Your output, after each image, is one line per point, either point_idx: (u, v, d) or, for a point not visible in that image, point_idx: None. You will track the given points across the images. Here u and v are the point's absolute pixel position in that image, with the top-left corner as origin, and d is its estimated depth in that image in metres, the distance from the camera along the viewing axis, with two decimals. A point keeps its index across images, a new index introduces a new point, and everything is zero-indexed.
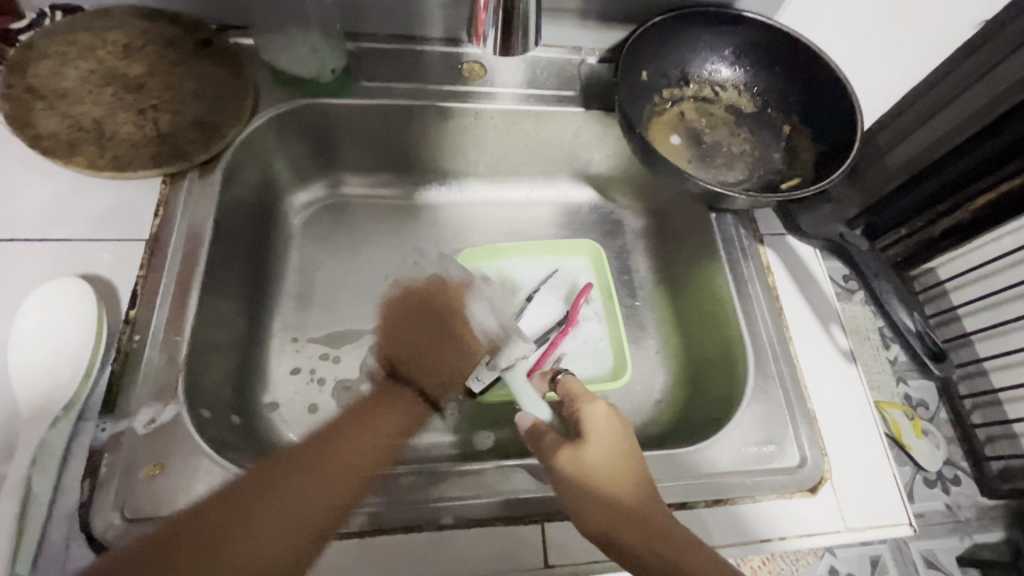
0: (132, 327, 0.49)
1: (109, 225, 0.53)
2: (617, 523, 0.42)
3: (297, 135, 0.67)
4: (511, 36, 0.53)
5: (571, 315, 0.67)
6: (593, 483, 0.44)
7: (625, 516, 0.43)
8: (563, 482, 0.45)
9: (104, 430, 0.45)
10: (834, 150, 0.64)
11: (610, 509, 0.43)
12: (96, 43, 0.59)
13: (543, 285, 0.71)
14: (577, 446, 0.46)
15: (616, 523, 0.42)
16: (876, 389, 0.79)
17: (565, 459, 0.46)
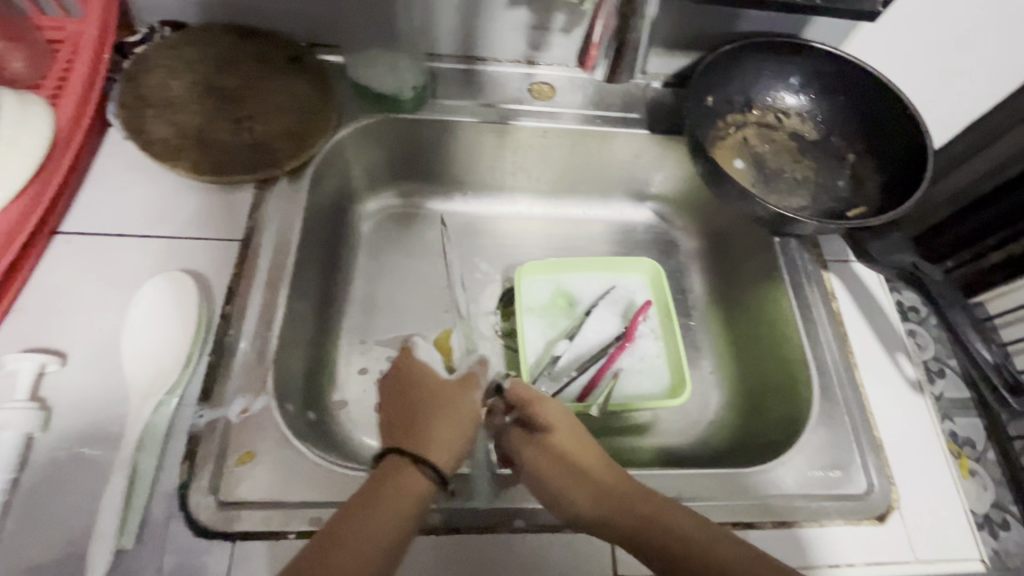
0: (228, 321, 0.52)
1: (207, 225, 0.57)
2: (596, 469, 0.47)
3: (373, 147, 0.70)
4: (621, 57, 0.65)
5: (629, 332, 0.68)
6: (561, 463, 0.48)
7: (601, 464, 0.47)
8: (536, 474, 0.48)
9: (201, 416, 0.48)
10: (902, 179, 0.64)
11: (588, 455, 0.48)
12: (200, 57, 0.64)
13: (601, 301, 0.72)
14: (540, 440, 0.49)
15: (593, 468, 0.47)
16: None
17: (532, 454, 0.49)
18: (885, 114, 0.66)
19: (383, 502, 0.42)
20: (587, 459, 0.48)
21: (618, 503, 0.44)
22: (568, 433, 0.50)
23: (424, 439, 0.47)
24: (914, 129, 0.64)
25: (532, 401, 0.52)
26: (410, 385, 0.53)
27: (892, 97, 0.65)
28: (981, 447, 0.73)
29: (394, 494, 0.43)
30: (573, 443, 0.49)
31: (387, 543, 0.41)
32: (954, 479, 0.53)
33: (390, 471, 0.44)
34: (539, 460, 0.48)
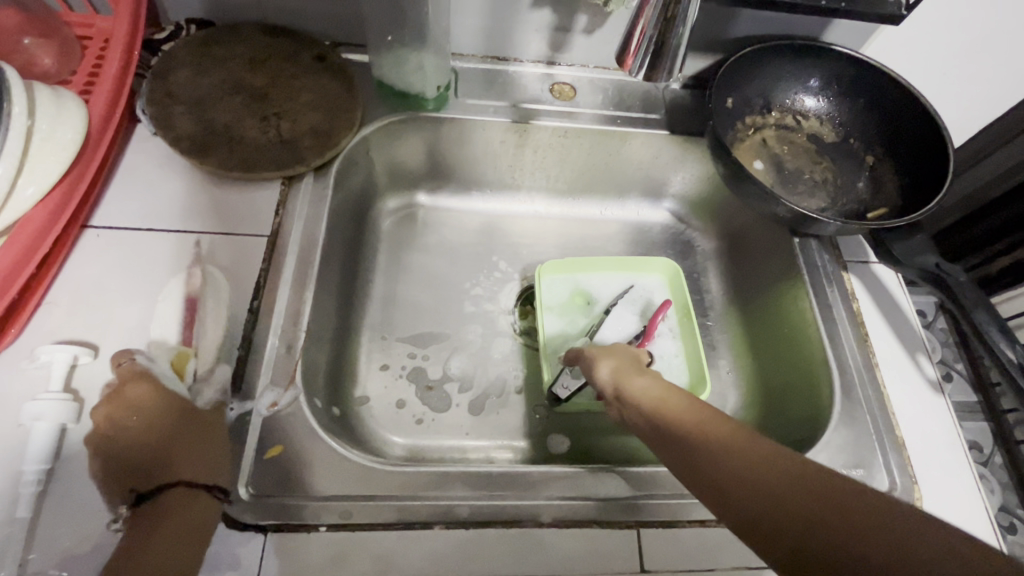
0: (256, 316, 0.53)
1: (235, 221, 0.58)
2: (665, 393, 0.42)
3: (395, 145, 0.71)
4: (660, 65, 0.53)
5: (649, 330, 0.68)
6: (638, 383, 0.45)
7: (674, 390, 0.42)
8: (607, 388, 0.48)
9: (232, 409, 0.48)
10: (921, 181, 0.65)
11: (663, 385, 0.43)
12: (228, 56, 0.64)
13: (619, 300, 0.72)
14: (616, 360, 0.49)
15: (662, 396, 0.42)
16: None
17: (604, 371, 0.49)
18: (905, 117, 0.67)
19: (166, 530, 0.41)
20: (657, 388, 0.43)
21: (686, 428, 0.38)
22: (632, 365, 0.48)
23: (179, 466, 0.44)
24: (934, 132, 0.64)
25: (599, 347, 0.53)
26: (127, 412, 0.46)
27: (912, 100, 0.66)
28: (987, 451, 0.74)
29: (179, 520, 0.42)
30: (638, 377, 0.46)
31: (179, 563, 0.41)
32: (975, 480, 0.54)
33: (167, 506, 0.43)
34: (607, 374, 0.48)
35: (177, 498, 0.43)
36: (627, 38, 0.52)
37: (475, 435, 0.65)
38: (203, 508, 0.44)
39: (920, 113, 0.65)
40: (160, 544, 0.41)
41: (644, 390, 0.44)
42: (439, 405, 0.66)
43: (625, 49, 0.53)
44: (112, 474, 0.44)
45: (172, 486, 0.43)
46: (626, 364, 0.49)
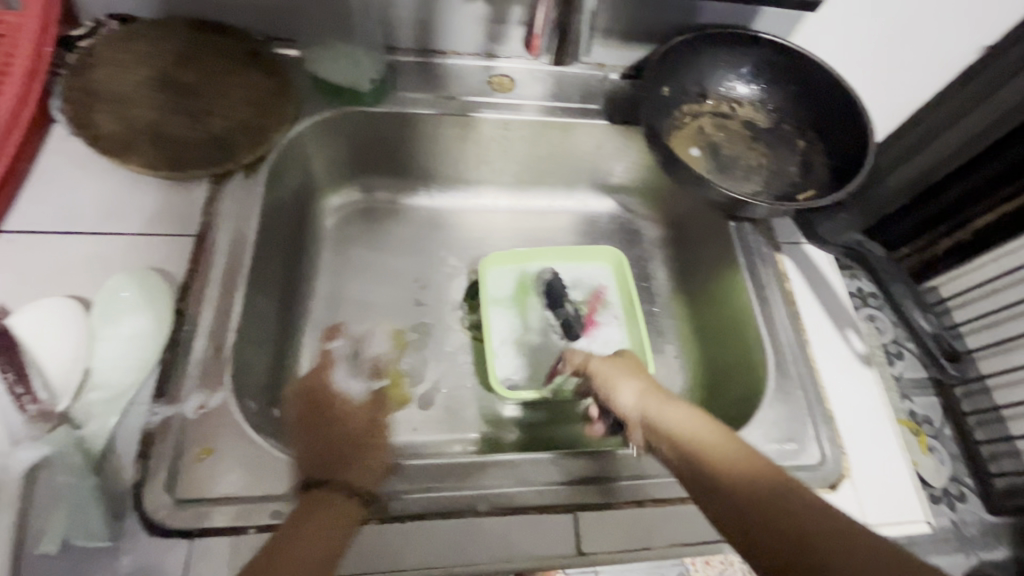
0: (183, 318, 0.51)
1: (162, 222, 0.56)
2: (695, 424, 0.43)
3: (334, 141, 0.70)
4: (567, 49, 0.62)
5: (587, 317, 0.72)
6: (651, 403, 0.47)
7: (700, 421, 0.43)
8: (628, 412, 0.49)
9: (156, 414, 0.47)
10: (848, 164, 0.67)
11: (690, 414, 0.44)
12: (151, 51, 0.62)
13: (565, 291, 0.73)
14: (632, 379, 0.50)
15: (693, 425, 0.43)
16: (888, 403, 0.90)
17: (624, 393, 0.50)
18: (831, 102, 0.69)
19: (310, 532, 0.41)
20: (685, 417, 0.44)
21: (714, 465, 0.40)
22: (652, 385, 0.49)
23: (350, 472, 0.46)
24: (858, 117, 0.66)
25: (615, 364, 0.53)
26: (331, 411, 0.53)
27: (836, 85, 0.68)
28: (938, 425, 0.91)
29: (329, 525, 0.42)
30: (663, 403, 0.46)
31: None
32: (901, 448, 0.56)
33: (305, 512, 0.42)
34: (626, 395, 0.49)
35: (327, 505, 0.43)
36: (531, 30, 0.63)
37: (424, 429, 0.65)
38: (346, 523, 0.43)
39: (843, 98, 0.67)
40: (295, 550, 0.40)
41: (673, 417, 0.44)
42: None
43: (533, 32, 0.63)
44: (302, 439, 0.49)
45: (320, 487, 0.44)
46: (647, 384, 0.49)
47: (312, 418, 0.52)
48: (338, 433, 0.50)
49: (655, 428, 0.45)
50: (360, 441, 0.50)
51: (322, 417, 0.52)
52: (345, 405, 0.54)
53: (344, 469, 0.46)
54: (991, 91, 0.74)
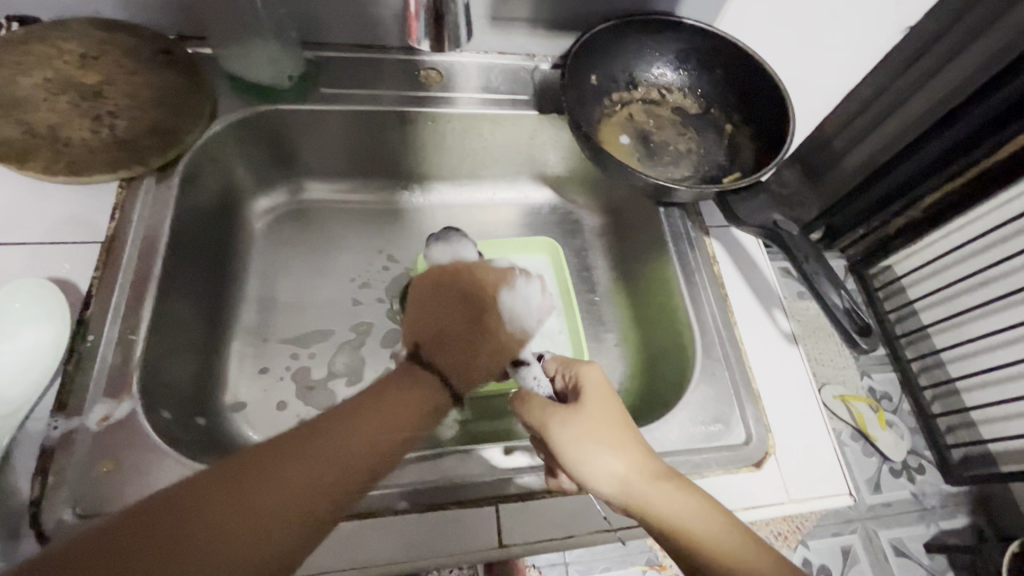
0: (86, 328, 0.49)
1: (68, 230, 0.54)
2: (682, 511, 0.42)
3: (258, 141, 0.68)
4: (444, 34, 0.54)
5: None
6: (633, 486, 0.44)
7: (686, 506, 0.43)
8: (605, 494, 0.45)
9: (56, 427, 0.45)
10: (770, 147, 0.67)
11: (676, 500, 0.43)
12: (53, 53, 0.60)
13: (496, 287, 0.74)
14: (604, 453, 0.45)
15: (684, 516, 0.42)
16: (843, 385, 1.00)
17: (596, 474, 0.45)
18: (753, 85, 0.69)
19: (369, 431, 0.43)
20: (671, 501, 0.43)
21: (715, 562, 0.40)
22: (620, 452, 0.46)
23: (446, 359, 0.52)
24: (779, 101, 0.66)
25: (578, 429, 0.46)
26: (461, 292, 0.57)
27: (758, 68, 0.68)
28: (897, 400, 1.02)
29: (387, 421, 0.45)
30: (646, 487, 0.44)
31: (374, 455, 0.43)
32: (826, 423, 0.57)
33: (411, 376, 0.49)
34: (600, 477, 0.45)
35: (410, 388, 0.48)
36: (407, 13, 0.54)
37: None
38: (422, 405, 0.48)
39: (766, 82, 0.67)
40: (386, 407, 0.46)
41: (661, 506, 0.43)
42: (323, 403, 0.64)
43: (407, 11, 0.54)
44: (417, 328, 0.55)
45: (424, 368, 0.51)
46: (627, 464, 0.45)
47: (430, 305, 0.56)
48: (451, 315, 0.55)
49: (642, 515, 0.43)
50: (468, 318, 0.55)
51: (458, 299, 0.56)
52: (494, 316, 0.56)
53: (452, 358, 0.53)
54: (931, 74, 0.80)
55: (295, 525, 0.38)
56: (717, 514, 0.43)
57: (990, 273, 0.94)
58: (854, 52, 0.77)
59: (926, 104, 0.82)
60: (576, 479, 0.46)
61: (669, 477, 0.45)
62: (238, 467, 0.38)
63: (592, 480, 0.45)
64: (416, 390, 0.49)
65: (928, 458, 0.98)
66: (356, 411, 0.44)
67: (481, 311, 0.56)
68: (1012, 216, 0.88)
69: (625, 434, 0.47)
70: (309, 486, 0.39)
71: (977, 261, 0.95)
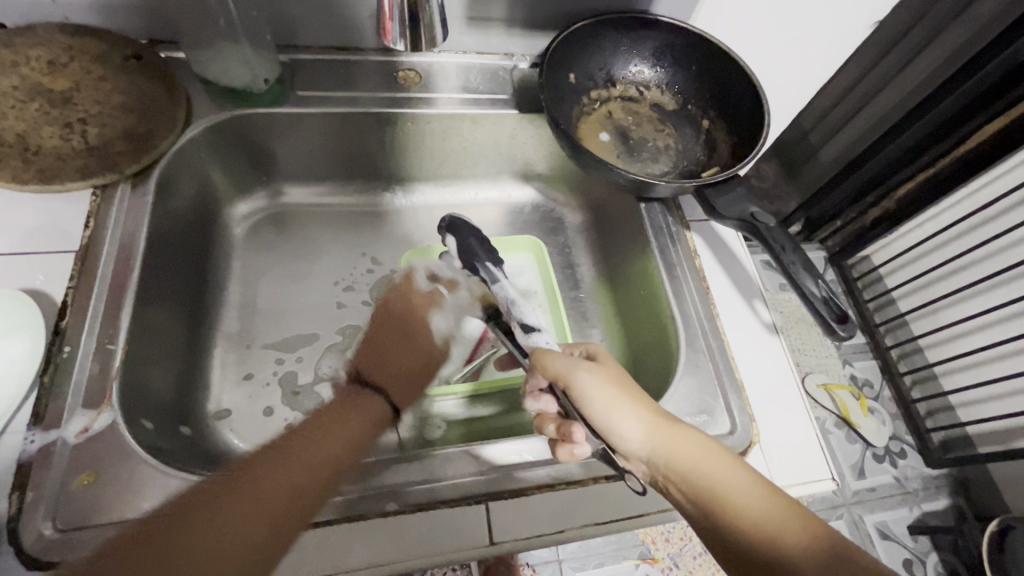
0: (62, 339, 0.49)
1: (40, 240, 0.53)
2: (700, 457, 0.44)
3: (236, 146, 0.68)
4: (419, 37, 0.55)
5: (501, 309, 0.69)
6: (657, 435, 0.46)
7: (706, 455, 0.45)
8: (630, 443, 0.46)
9: (33, 441, 0.44)
10: (745, 141, 0.68)
11: (694, 445, 0.45)
12: (18, 59, 0.58)
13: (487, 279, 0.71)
14: (626, 403, 0.47)
15: (702, 460, 0.44)
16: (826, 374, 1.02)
17: (620, 421, 0.46)
18: (728, 81, 0.70)
19: (336, 432, 0.47)
20: (693, 450, 0.45)
21: (724, 498, 0.43)
22: (642, 406, 0.48)
23: (399, 375, 0.56)
24: (755, 96, 0.67)
25: (601, 384, 0.48)
26: (396, 311, 0.61)
27: (732, 64, 0.69)
28: (878, 387, 1.04)
29: (343, 424, 0.48)
30: (670, 435, 0.46)
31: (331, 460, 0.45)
32: (808, 411, 0.58)
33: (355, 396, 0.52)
34: (626, 426, 0.46)
35: (368, 402, 0.51)
36: (382, 14, 0.54)
37: None
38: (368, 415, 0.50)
39: (740, 76, 0.68)
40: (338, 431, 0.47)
41: (682, 450, 0.45)
42: (309, 407, 0.64)
43: (381, 12, 0.53)
44: (364, 351, 0.57)
45: (376, 399, 0.52)
46: (652, 415, 0.47)
47: (385, 331, 0.59)
48: (391, 338, 0.58)
49: (664, 464, 0.45)
50: (403, 334, 0.59)
51: (393, 326, 0.60)
52: (421, 328, 0.61)
53: (396, 376, 0.56)
54: (905, 64, 0.82)
55: (256, 535, 0.39)
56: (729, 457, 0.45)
57: (962, 260, 0.96)
58: (825, 47, 0.78)
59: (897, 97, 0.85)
60: (602, 430, 0.47)
61: (690, 427, 0.47)
62: (187, 498, 0.40)
63: (617, 432, 0.46)
64: (362, 408, 0.50)
65: (908, 443, 1.00)
66: (306, 430, 0.46)
67: (416, 334, 0.60)
68: (982, 203, 0.90)
69: (642, 393, 0.49)
70: (271, 498, 0.41)
71: (951, 249, 0.98)
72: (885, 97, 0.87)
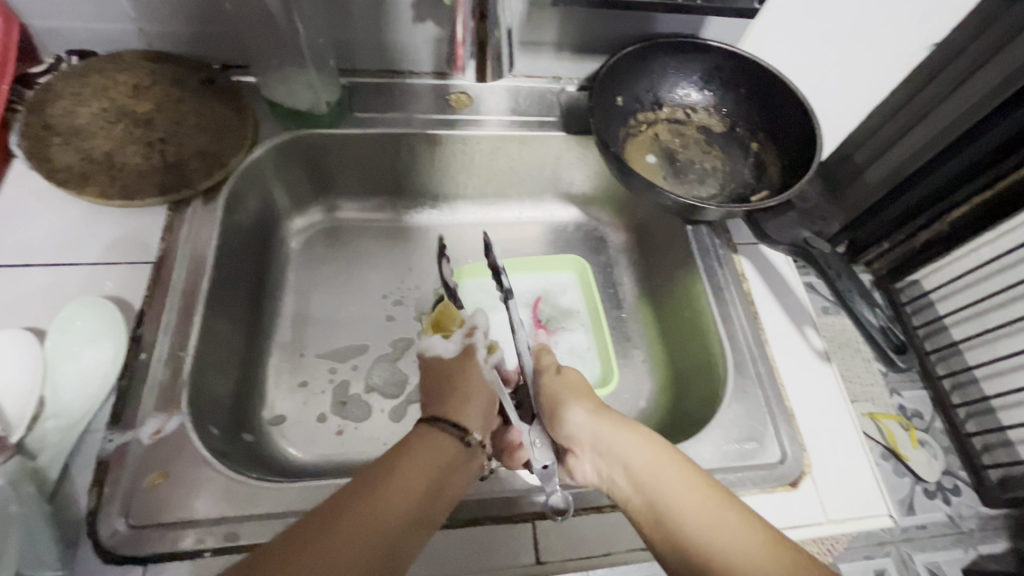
0: (139, 345, 0.52)
1: (121, 251, 0.57)
2: (631, 452, 0.45)
3: (296, 164, 0.71)
4: None
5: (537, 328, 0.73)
6: (596, 428, 0.48)
7: (637, 447, 0.45)
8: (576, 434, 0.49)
9: (111, 440, 0.47)
10: (795, 164, 0.68)
11: (624, 436, 0.46)
12: (108, 84, 0.63)
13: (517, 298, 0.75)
14: (571, 399, 0.51)
15: (629, 450, 0.45)
16: (873, 403, 0.97)
17: (566, 413, 0.51)
18: (778, 105, 0.70)
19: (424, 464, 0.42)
20: (626, 443, 0.45)
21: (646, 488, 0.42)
22: (593, 405, 0.50)
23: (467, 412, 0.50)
24: (806, 120, 0.67)
25: (557, 384, 0.54)
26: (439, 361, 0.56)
27: (783, 88, 0.69)
28: (929, 418, 0.98)
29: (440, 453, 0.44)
30: (609, 428, 0.47)
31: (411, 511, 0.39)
32: (863, 442, 0.56)
33: (430, 441, 0.45)
34: (574, 417, 0.50)
35: (440, 444, 0.45)
36: None
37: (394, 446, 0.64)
38: (451, 460, 0.44)
39: (792, 99, 0.68)
40: (362, 520, 0.36)
41: (615, 443, 0.46)
42: (358, 415, 0.66)
43: None
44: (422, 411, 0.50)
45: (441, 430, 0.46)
46: (595, 410, 0.50)
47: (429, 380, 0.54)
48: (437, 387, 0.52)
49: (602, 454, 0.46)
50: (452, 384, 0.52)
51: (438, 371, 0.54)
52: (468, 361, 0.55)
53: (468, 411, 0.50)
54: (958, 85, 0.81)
55: None
56: (661, 448, 0.44)
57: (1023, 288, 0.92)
58: (878, 70, 0.77)
59: (951, 118, 0.84)
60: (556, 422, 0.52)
61: (636, 425, 0.47)
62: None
63: (563, 423, 0.50)
64: (432, 457, 0.43)
65: (963, 479, 0.93)
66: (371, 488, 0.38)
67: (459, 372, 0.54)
68: None
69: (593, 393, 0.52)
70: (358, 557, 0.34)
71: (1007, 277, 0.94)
72: (938, 119, 0.85)
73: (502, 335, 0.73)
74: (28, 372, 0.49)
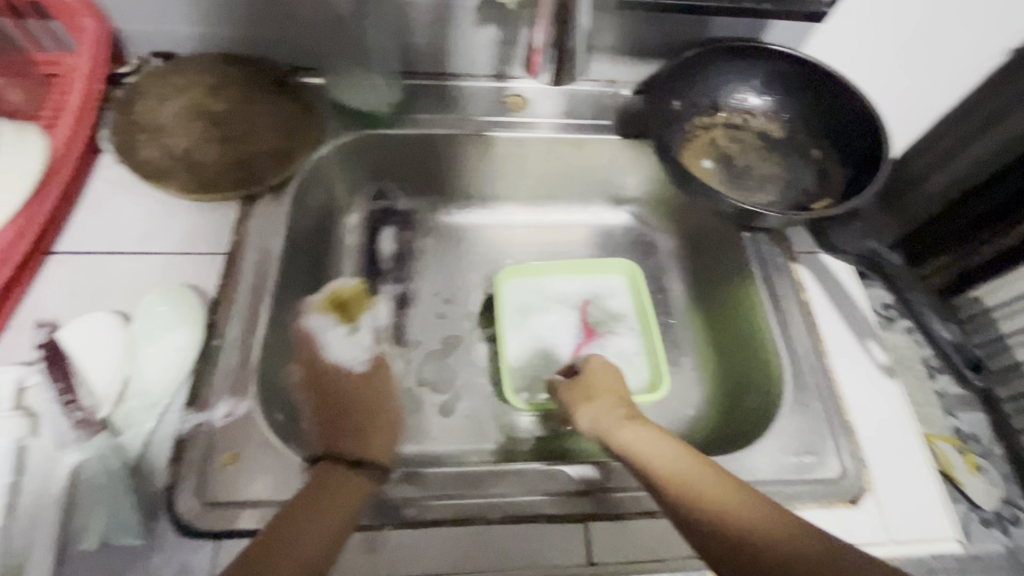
0: (213, 331, 0.55)
1: (197, 242, 0.60)
2: (641, 443, 0.47)
3: (356, 163, 0.73)
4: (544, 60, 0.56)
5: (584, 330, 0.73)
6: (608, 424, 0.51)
7: (648, 439, 0.47)
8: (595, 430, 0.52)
9: (188, 420, 0.50)
10: (861, 173, 0.66)
11: (635, 431, 0.48)
12: (188, 84, 0.67)
13: (565, 301, 0.75)
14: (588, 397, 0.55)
15: (638, 441, 0.47)
16: None
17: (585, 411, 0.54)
18: (843, 113, 0.69)
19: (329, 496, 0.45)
20: (636, 436, 0.48)
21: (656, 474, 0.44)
22: (609, 402, 0.53)
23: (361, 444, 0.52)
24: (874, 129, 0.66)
25: (576, 383, 0.58)
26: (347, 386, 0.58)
27: (851, 95, 0.67)
28: None
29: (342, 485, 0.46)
30: (620, 423, 0.50)
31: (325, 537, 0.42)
32: (928, 462, 0.54)
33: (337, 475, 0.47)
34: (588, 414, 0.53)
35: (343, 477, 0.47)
36: None
37: (442, 440, 0.66)
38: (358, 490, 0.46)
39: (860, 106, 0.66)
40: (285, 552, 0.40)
41: (626, 437, 0.48)
42: (408, 409, 0.67)
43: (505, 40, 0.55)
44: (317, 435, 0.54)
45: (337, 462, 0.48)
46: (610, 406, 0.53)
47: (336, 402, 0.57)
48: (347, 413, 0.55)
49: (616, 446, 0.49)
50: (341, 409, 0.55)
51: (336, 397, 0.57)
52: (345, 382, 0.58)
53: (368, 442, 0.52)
54: None
55: None
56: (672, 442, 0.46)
57: None
58: None
59: None
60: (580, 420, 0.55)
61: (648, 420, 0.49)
62: None
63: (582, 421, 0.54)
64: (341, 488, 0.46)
65: None
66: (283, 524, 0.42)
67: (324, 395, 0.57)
68: None
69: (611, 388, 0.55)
70: None
71: None
72: None
73: (551, 336, 0.73)
74: (115, 352, 0.52)
